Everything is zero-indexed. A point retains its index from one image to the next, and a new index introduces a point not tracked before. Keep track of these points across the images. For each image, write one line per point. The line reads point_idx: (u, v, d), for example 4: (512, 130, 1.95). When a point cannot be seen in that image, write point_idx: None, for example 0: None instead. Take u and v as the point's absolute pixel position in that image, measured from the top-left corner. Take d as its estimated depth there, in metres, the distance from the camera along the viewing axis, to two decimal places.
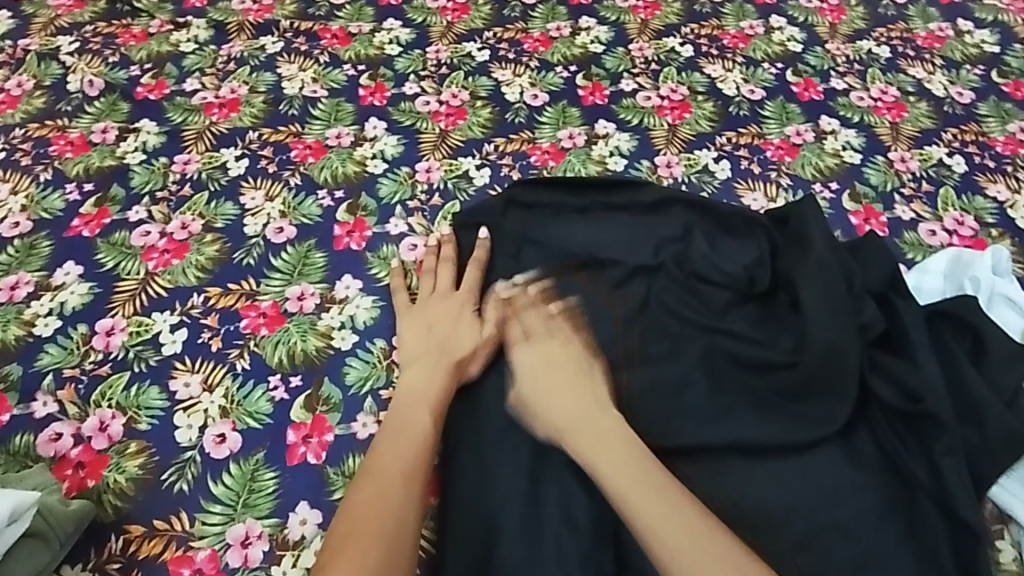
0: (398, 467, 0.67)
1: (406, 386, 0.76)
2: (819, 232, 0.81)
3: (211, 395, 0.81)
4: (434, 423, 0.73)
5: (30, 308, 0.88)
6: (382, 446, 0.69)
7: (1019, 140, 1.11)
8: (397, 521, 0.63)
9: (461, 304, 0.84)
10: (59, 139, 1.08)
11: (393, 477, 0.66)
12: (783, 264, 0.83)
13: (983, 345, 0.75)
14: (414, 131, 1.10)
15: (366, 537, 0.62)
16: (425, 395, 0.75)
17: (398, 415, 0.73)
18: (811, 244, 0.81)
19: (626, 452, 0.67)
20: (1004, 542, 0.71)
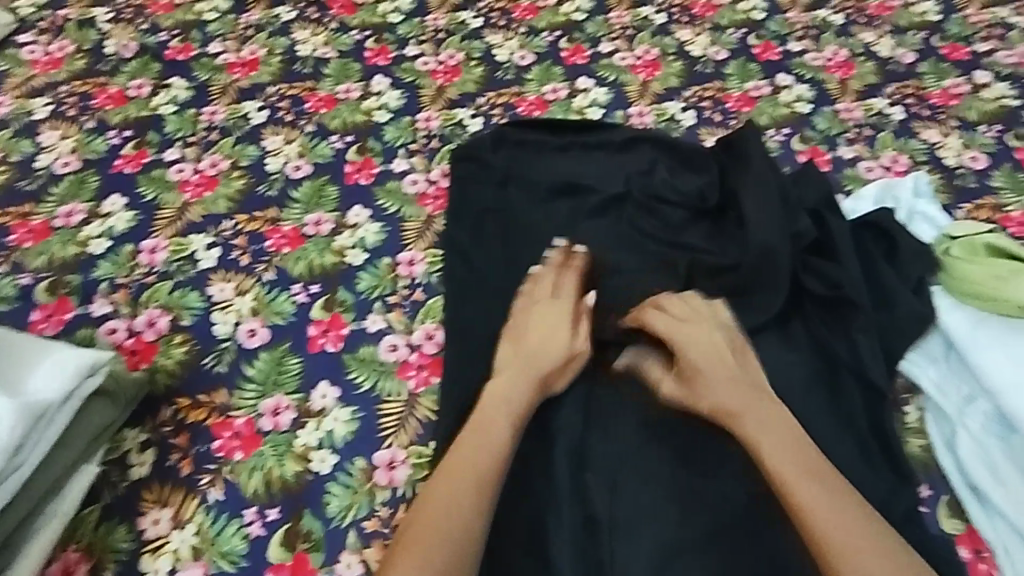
0: (475, 474, 0.72)
1: (495, 394, 0.80)
2: (759, 160, 0.96)
3: (243, 298, 0.95)
4: (513, 435, 0.77)
5: (84, 231, 1.02)
6: (461, 454, 0.74)
7: (953, 93, 1.25)
8: (463, 526, 0.69)
9: (557, 309, 0.88)
10: (100, 93, 1.21)
11: (468, 484, 0.72)
12: (730, 186, 0.97)
13: (896, 247, 0.89)
14: (415, 86, 1.24)
15: (434, 541, 0.67)
16: (511, 406, 0.79)
17: (487, 414, 0.78)
18: (753, 169, 0.95)
19: (791, 450, 0.72)
20: (910, 406, 0.83)
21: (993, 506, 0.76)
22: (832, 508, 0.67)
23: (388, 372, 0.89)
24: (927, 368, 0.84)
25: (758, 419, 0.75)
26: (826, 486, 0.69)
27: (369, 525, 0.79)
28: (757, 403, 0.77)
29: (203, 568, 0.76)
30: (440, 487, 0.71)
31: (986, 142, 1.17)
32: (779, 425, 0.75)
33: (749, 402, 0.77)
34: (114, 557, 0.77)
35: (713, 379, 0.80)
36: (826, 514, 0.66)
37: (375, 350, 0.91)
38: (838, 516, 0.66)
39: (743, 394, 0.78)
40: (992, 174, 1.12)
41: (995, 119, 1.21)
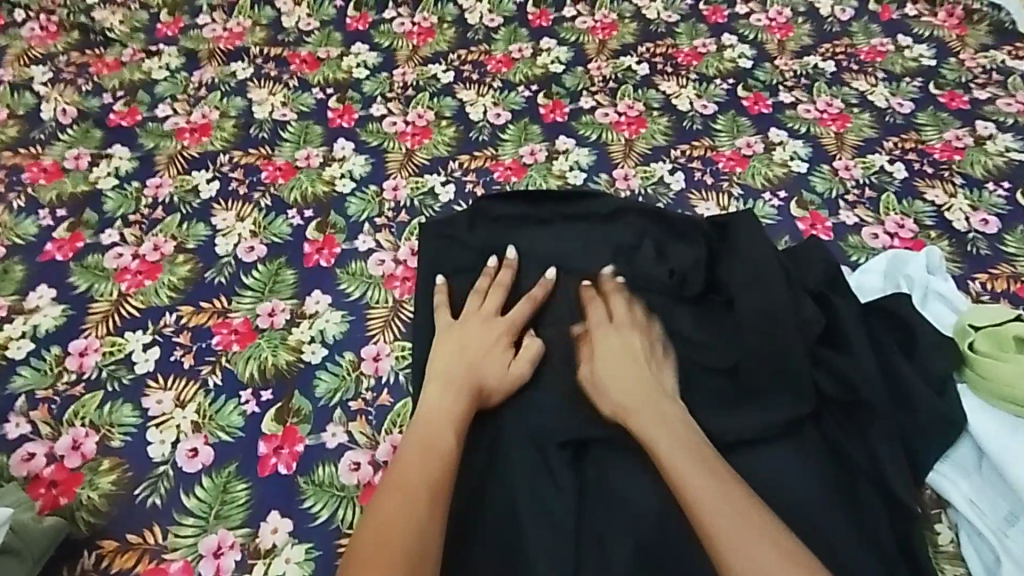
0: (425, 474, 0.71)
1: (427, 411, 0.78)
2: (750, 244, 0.88)
3: (183, 411, 0.84)
4: (457, 439, 0.76)
5: (4, 332, 0.90)
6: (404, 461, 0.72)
7: (956, 147, 1.17)
8: (420, 532, 0.67)
9: (496, 327, 0.87)
10: (33, 166, 1.10)
11: (419, 484, 0.70)
12: (721, 271, 0.89)
13: (913, 336, 0.80)
14: (381, 150, 1.14)
15: (390, 535, 0.66)
16: (453, 413, 0.78)
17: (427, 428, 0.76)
18: (746, 254, 0.88)
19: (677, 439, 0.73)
20: (941, 524, 0.74)
21: None
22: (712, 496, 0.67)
23: (350, 499, 0.78)
24: (958, 482, 0.74)
25: (656, 419, 0.76)
26: (707, 472, 0.69)
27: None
28: (655, 404, 0.77)
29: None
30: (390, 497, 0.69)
31: (994, 202, 1.09)
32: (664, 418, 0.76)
33: (639, 394, 0.78)
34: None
35: (616, 383, 0.80)
36: (698, 503, 0.67)
37: (335, 470, 0.80)
38: (713, 494, 0.67)
39: (654, 401, 0.78)
40: (1004, 238, 1.05)
41: (1002, 175, 1.13)
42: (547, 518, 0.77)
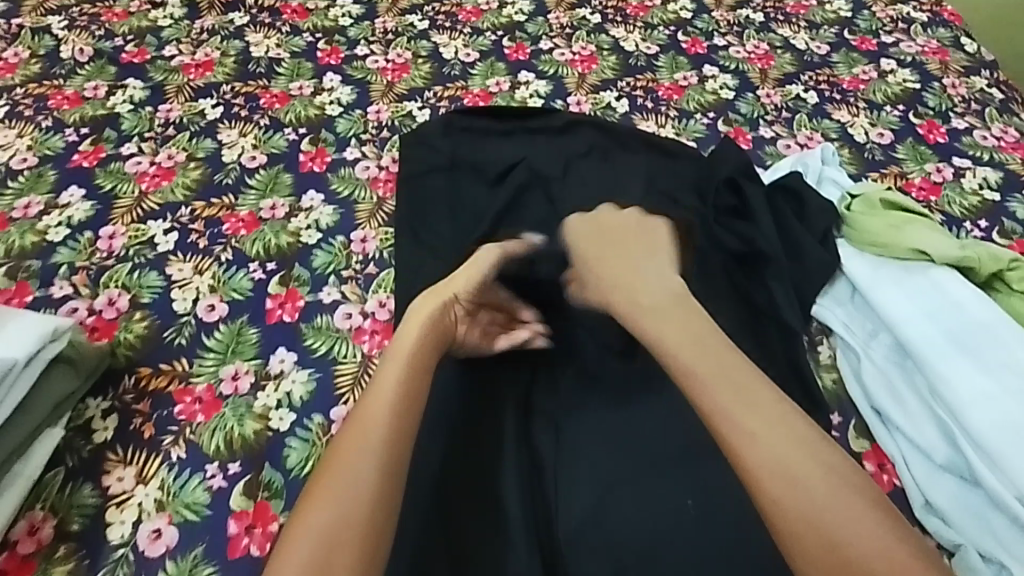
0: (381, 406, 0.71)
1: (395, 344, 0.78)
2: (684, 157, 1.12)
3: (201, 277, 0.99)
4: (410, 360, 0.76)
5: (42, 221, 1.05)
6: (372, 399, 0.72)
7: (862, 79, 1.36)
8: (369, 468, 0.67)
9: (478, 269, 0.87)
10: (56, 95, 1.25)
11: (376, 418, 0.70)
12: (661, 173, 1.10)
13: (803, 202, 0.97)
14: (365, 82, 1.31)
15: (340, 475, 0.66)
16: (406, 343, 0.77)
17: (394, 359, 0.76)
18: (676, 161, 1.12)
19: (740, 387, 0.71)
20: (823, 347, 0.90)
21: (895, 426, 0.81)
22: (768, 446, 0.66)
23: (344, 338, 0.94)
24: (836, 311, 0.91)
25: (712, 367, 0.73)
26: (766, 426, 0.68)
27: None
28: (701, 350, 0.75)
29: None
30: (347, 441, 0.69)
31: (890, 120, 1.28)
32: (713, 359, 0.74)
33: (687, 343, 0.76)
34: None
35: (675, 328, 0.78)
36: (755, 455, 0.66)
37: (331, 319, 0.96)
38: (772, 449, 0.66)
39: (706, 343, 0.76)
40: (897, 148, 1.23)
41: (899, 99, 1.32)
42: (517, 434, 0.82)
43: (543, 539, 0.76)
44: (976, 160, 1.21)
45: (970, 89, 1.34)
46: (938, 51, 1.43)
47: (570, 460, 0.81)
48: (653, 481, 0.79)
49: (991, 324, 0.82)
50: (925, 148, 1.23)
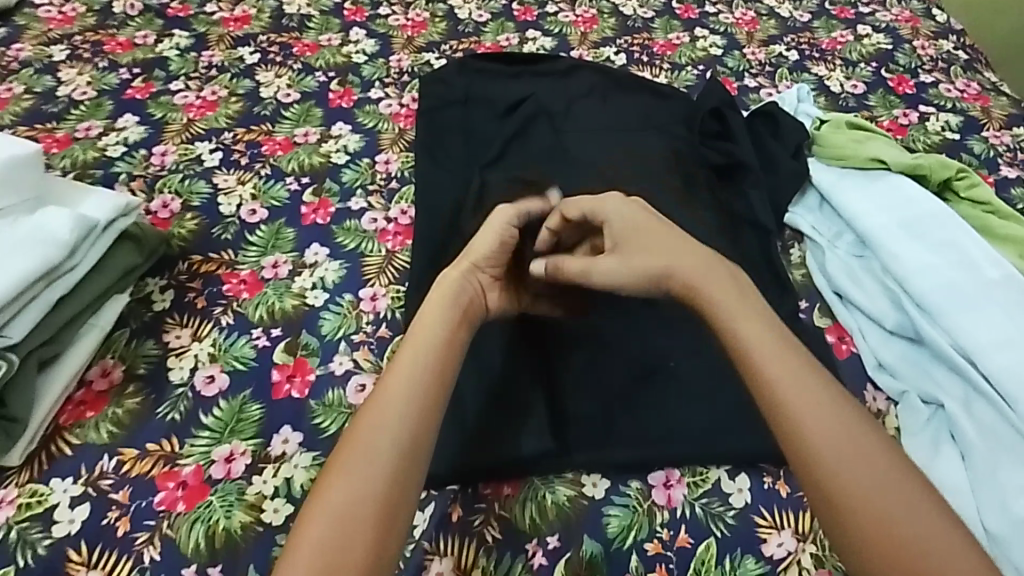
0: (410, 385, 0.71)
1: (418, 325, 0.76)
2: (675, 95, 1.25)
3: (244, 187, 1.12)
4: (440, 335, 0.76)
5: (101, 141, 1.18)
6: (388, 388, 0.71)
7: (839, 41, 1.49)
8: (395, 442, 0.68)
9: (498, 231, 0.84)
10: (110, 41, 1.38)
11: (402, 395, 0.71)
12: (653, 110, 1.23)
13: (777, 125, 1.09)
14: (387, 37, 1.44)
15: (371, 454, 0.67)
16: (435, 319, 0.77)
17: (413, 343, 0.74)
18: (667, 99, 1.24)
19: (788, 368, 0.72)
20: (795, 249, 1.01)
21: (854, 305, 0.92)
22: (828, 437, 0.68)
23: (370, 237, 1.06)
24: (805, 217, 1.02)
25: (770, 350, 0.73)
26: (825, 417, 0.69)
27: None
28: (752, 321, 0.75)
29: (194, 470, 0.78)
30: (360, 439, 0.69)
31: (864, 74, 1.41)
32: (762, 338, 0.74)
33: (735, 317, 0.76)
34: (47, 539, 0.72)
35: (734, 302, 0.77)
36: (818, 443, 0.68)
37: (359, 222, 1.08)
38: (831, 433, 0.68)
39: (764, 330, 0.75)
40: (869, 97, 1.36)
41: (873, 58, 1.45)
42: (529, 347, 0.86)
43: (552, 411, 0.82)
44: (940, 108, 1.33)
45: (938, 51, 1.47)
46: (911, 19, 1.56)
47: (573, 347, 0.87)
48: (641, 341, 0.88)
49: (937, 214, 0.94)
50: (895, 97, 1.36)
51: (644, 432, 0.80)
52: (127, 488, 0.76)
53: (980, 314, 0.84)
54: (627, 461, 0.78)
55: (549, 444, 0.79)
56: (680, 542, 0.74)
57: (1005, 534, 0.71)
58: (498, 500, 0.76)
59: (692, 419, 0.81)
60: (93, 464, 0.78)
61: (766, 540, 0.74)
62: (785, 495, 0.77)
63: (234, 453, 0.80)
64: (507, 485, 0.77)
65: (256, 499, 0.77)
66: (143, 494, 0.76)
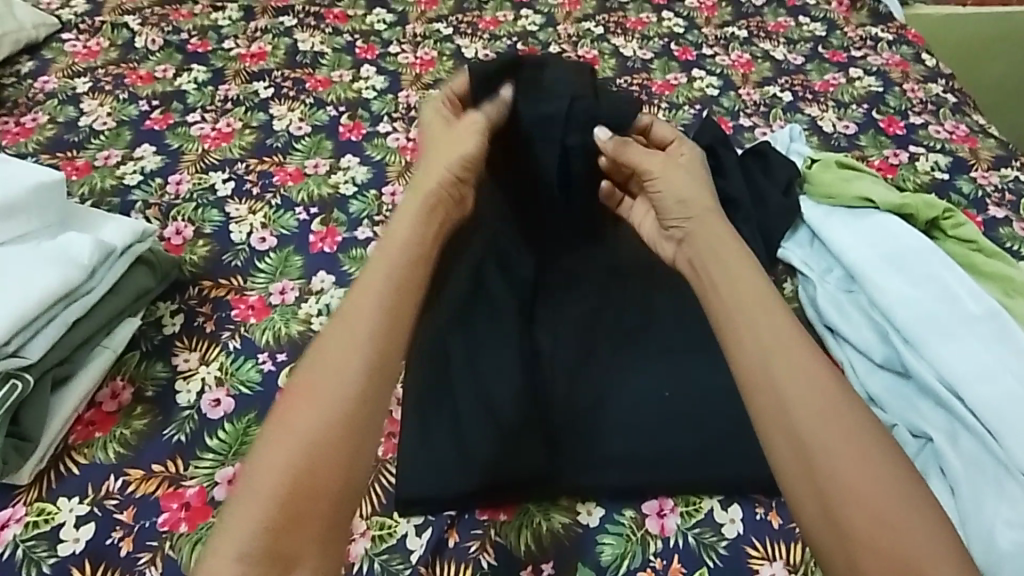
0: (354, 340, 0.71)
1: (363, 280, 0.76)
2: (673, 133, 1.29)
3: (255, 215, 1.16)
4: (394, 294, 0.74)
5: (120, 169, 1.23)
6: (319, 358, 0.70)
7: (832, 83, 1.54)
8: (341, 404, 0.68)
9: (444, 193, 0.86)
10: (131, 74, 1.44)
11: (347, 350, 0.70)
12: None
13: (770, 163, 1.14)
14: (396, 73, 1.50)
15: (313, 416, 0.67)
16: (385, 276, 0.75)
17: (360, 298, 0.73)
18: (665, 136, 1.28)
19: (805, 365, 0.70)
20: (788, 285, 1.04)
21: (844, 339, 0.95)
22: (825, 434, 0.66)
23: None
24: (797, 252, 1.06)
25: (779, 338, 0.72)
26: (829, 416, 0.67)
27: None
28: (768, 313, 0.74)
29: (198, 490, 0.80)
30: (302, 395, 0.68)
31: (855, 115, 1.46)
32: (772, 326, 0.73)
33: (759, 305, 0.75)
34: (53, 556, 0.74)
35: (749, 288, 0.77)
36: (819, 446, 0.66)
37: (365, 251, 1.11)
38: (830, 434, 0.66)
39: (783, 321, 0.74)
40: (860, 137, 1.40)
41: (864, 100, 1.50)
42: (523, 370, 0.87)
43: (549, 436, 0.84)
44: (930, 148, 1.37)
45: (928, 94, 1.52)
46: (901, 63, 1.61)
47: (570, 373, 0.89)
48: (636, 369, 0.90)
49: (921, 249, 0.98)
50: (885, 138, 1.40)
51: (639, 460, 0.82)
52: (132, 508, 0.78)
53: (963, 346, 0.87)
54: (621, 488, 0.80)
55: (546, 469, 0.80)
56: (672, 571, 0.75)
57: (993, 566, 0.72)
58: (494, 526, 0.78)
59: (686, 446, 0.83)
60: (100, 483, 0.80)
61: (757, 570, 0.75)
62: (777, 526, 0.79)
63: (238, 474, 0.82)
64: (503, 511, 0.79)
65: None
66: (147, 514, 0.78)
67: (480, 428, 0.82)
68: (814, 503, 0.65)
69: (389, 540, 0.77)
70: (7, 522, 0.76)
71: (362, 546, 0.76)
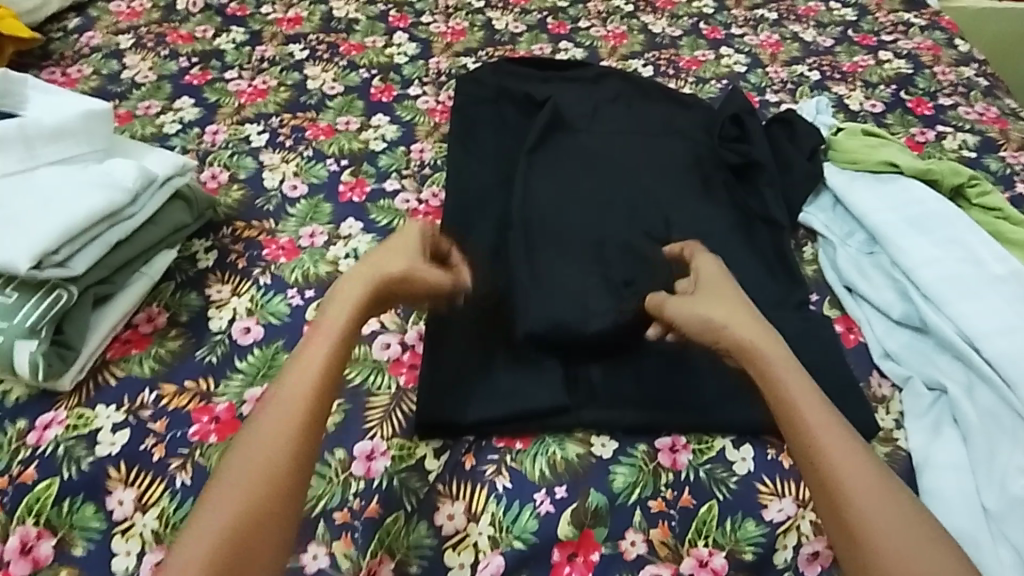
0: (297, 389, 0.70)
1: (318, 330, 0.76)
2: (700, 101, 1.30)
3: (287, 165, 1.19)
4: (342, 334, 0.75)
5: (160, 118, 1.27)
6: (304, 360, 0.73)
7: (860, 65, 1.55)
8: (270, 455, 0.66)
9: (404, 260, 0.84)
10: (172, 34, 1.49)
11: (290, 399, 0.69)
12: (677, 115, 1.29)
13: (795, 130, 1.15)
14: (428, 42, 1.53)
15: (246, 464, 0.65)
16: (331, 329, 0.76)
17: (314, 345, 0.74)
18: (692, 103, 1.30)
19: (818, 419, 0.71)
20: (807, 247, 1.05)
21: (863, 297, 0.96)
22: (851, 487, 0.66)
23: (402, 215, 1.11)
24: (819, 215, 1.07)
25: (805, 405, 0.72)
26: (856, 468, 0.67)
27: (339, 516, 0.75)
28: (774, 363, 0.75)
29: (227, 407, 0.84)
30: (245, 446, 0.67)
31: (883, 95, 1.46)
32: (783, 377, 0.74)
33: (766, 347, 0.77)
34: (90, 456, 0.78)
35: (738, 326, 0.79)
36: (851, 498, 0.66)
37: (392, 202, 1.14)
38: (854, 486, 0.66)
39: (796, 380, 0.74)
40: (887, 116, 1.40)
41: (892, 81, 1.50)
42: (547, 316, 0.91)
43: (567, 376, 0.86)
44: (958, 128, 1.37)
45: (958, 77, 1.51)
46: (933, 48, 1.61)
47: (591, 314, 0.91)
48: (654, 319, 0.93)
49: (944, 214, 0.99)
50: (912, 117, 1.40)
51: (654, 399, 0.84)
52: (164, 419, 0.81)
53: (984, 304, 0.88)
54: (636, 423, 0.82)
55: (563, 400, 0.82)
56: (683, 502, 0.77)
57: (1003, 511, 0.74)
58: (510, 452, 0.80)
59: (701, 389, 0.85)
60: (134, 395, 0.83)
61: (767, 505, 0.77)
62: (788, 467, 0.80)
63: (265, 395, 0.85)
64: (519, 440, 0.81)
65: None
66: (179, 425, 0.81)
67: (504, 369, 0.86)
68: (836, 521, 0.66)
69: (409, 460, 0.79)
70: (49, 424, 0.80)
71: (382, 465, 0.79)
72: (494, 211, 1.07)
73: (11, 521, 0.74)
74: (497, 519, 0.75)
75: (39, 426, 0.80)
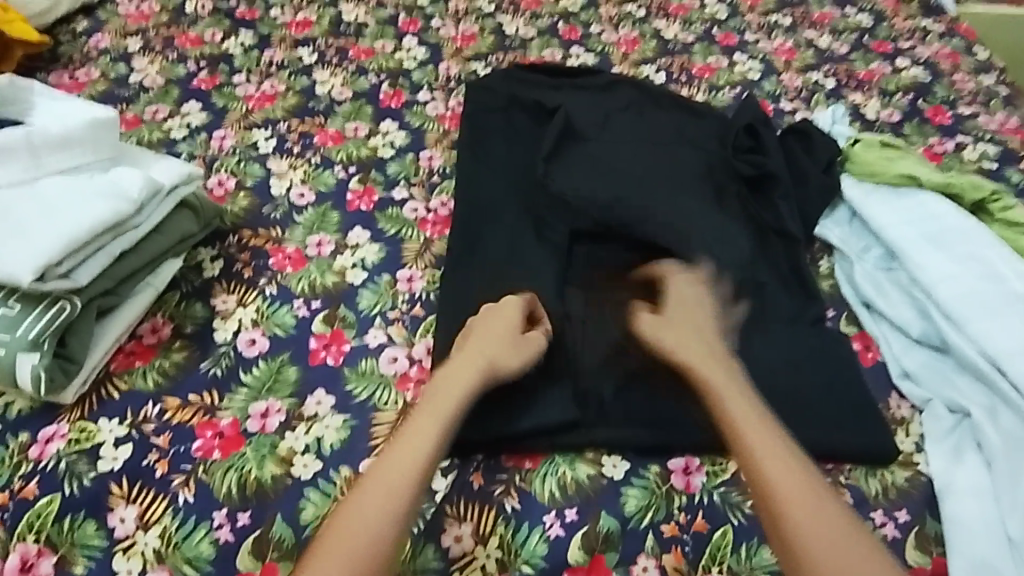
0: (406, 461, 0.71)
1: (431, 403, 0.76)
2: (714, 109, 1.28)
3: (295, 172, 1.17)
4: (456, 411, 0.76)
5: (168, 123, 1.26)
6: (416, 433, 0.73)
7: (877, 72, 1.52)
8: (377, 525, 0.67)
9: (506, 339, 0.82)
10: (181, 37, 1.48)
11: (399, 473, 0.70)
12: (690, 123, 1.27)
13: (811, 141, 1.12)
14: (438, 47, 1.51)
15: (354, 533, 0.66)
16: (446, 405, 0.76)
17: (424, 417, 0.75)
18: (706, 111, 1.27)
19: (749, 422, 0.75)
20: (824, 261, 1.03)
21: (881, 315, 0.94)
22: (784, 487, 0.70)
23: (411, 225, 1.09)
24: (836, 229, 1.04)
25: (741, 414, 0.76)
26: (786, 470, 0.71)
27: None
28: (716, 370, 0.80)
29: (232, 422, 0.82)
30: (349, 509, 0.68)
31: (900, 104, 1.43)
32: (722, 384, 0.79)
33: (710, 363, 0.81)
34: (93, 472, 0.77)
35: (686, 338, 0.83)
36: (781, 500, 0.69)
37: (400, 210, 1.12)
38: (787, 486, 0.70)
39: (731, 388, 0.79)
40: (904, 125, 1.38)
41: (909, 89, 1.47)
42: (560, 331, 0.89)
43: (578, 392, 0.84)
44: (977, 139, 1.35)
45: (977, 86, 1.49)
46: (951, 56, 1.58)
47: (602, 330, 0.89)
48: None
49: (964, 228, 0.96)
50: (930, 127, 1.38)
51: (665, 415, 0.82)
52: (168, 434, 0.80)
53: (1007, 321, 0.85)
54: (648, 444, 0.80)
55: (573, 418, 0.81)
56: (695, 527, 0.75)
57: None
58: (520, 473, 0.78)
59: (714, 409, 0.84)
60: (139, 409, 0.82)
61: None
62: None
63: (270, 409, 0.84)
64: (529, 460, 0.79)
65: (288, 453, 0.80)
66: (183, 440, 0.80)
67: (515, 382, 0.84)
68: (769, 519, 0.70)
69: None
70: (51, 437, 0.79)
71: None
72: (504, 220, 1.05)
73: (11, 538, 0.73)
74: (506, 542, 0.74)
75: (42, 440, 0.79)
